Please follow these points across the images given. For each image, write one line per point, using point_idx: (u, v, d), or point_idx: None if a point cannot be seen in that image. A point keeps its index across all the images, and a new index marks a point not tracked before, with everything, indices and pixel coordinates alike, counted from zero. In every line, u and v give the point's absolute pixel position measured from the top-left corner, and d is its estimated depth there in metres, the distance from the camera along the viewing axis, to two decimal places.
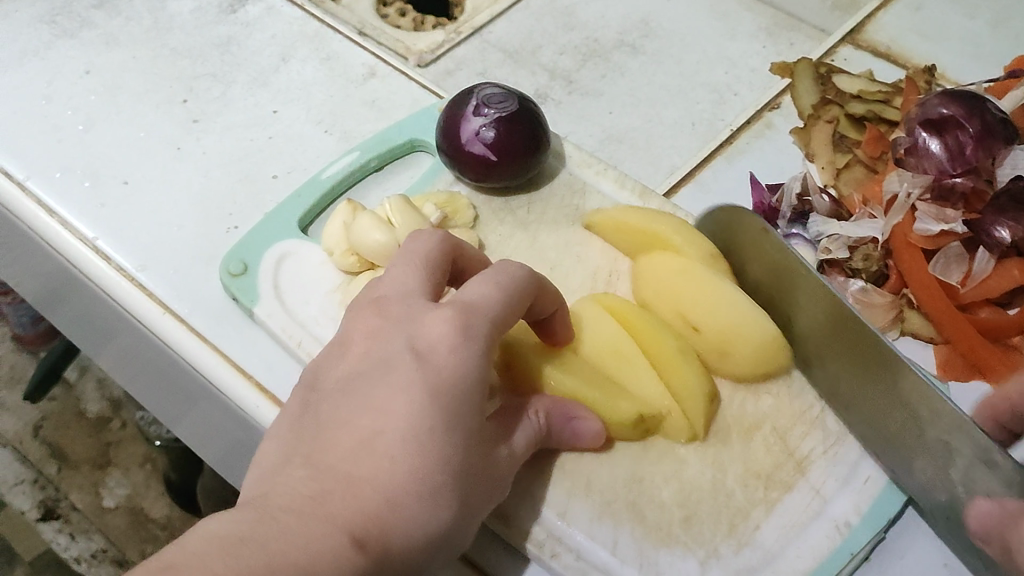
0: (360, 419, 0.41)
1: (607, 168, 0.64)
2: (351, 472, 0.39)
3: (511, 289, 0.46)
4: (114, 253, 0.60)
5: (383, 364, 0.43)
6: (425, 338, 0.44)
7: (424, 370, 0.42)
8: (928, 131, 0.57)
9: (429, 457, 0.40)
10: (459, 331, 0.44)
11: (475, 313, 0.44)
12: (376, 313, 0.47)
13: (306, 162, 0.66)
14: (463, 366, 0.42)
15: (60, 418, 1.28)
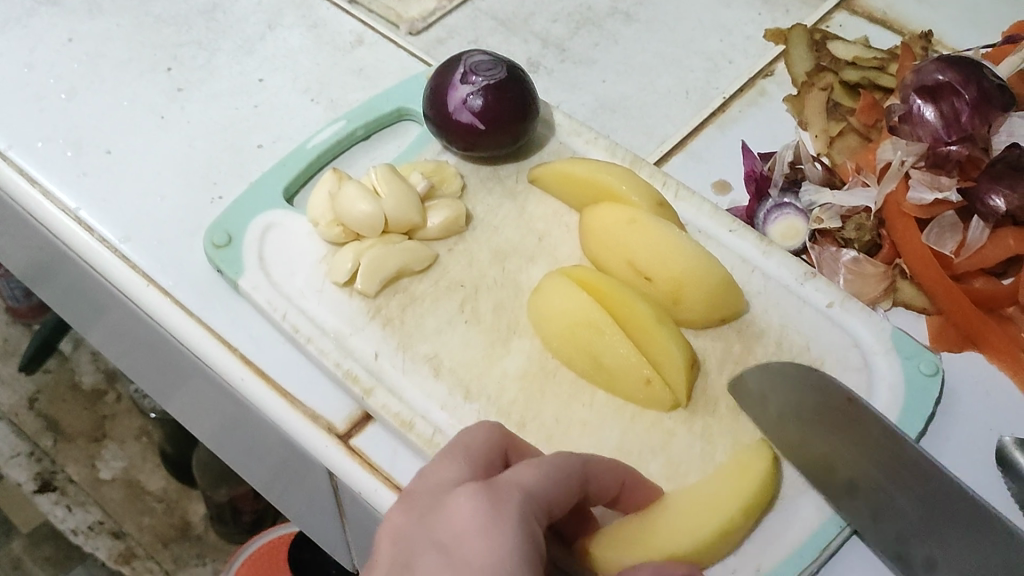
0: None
1: (597, 136, 0.63)
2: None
3: (553, 471, 0.40)
4: (98, 224, 0.59)
5: (411, 572, 0.36)
6: (449, 525, 0.37)
7: (456, 571, 0.35)
8: (922, 97, 0.55)
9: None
10: (491, 506, 0.37)
11: (527, 502, 0.38)
12: (404, 511, 0.39)
13: (292, 131, 0.65)
14: (501, 545, 0.35)
15: (55, 391, 1.27)
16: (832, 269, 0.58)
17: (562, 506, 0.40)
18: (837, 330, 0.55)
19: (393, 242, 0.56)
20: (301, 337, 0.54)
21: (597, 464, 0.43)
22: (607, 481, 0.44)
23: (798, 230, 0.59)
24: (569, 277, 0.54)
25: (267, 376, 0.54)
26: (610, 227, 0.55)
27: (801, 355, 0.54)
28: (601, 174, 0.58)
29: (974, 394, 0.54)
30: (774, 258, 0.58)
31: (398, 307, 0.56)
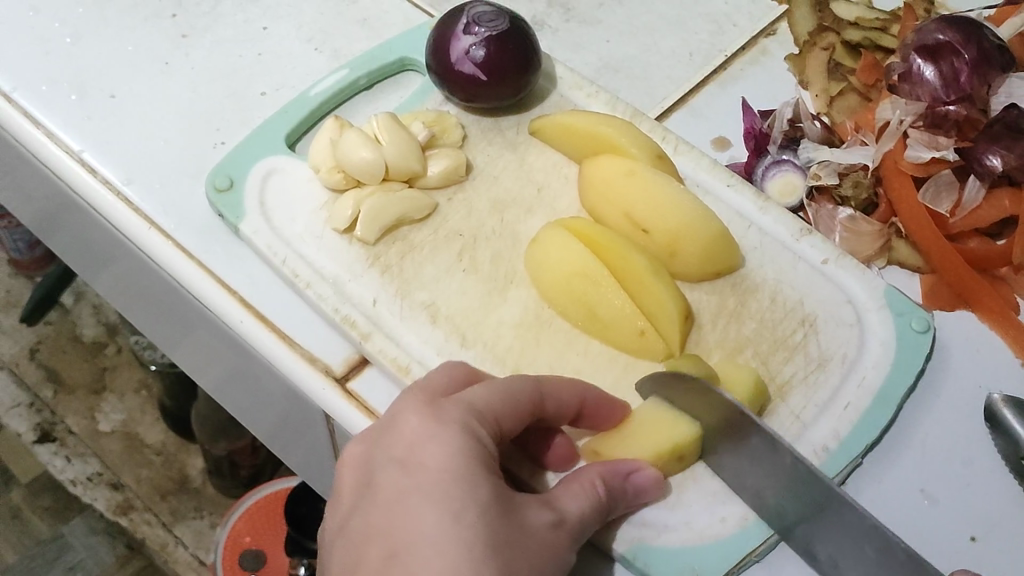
0: (365, 562, 0.38)
1: (598, 91, 0.64)
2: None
3: (503, 388, 0.43)
4: (100, 165, 0.60)
5: (373, 488, 0.40)
6: (398, 441, 0.41)
7: (413, 476, 0.39)
8: (923, 56, 0.55)
9: (428, 539, 0.37)
10: (434, 420, 0.41)
11: (468, 410, 0.41)
12: (358, 442, 0.43)
13: (294, 80, 0.65)
14: (448, 446, 0.40)
15: (55, 342, 1.27)
16: (829, 226, 0.59)
17: (519, 422, 0.43)
18: (831, 286, 0.56)
19: (393, 190, 0.57)
20: (300, 282, 0.55)
21: (551, 385, 0.45)
22: (565, 401, 0.46)
23: (796, 186, 0.60)
24: (567, 228, 0.55)
25: (266, 319, 0.55)
26: (609, 179, 0.56)
27: (795, 310, 0.55)
28: (600, 127, 0.58)
29: (965, 352, 0.54)
30: (771, 214, 0.58)
31: (397, 254, 0.56)
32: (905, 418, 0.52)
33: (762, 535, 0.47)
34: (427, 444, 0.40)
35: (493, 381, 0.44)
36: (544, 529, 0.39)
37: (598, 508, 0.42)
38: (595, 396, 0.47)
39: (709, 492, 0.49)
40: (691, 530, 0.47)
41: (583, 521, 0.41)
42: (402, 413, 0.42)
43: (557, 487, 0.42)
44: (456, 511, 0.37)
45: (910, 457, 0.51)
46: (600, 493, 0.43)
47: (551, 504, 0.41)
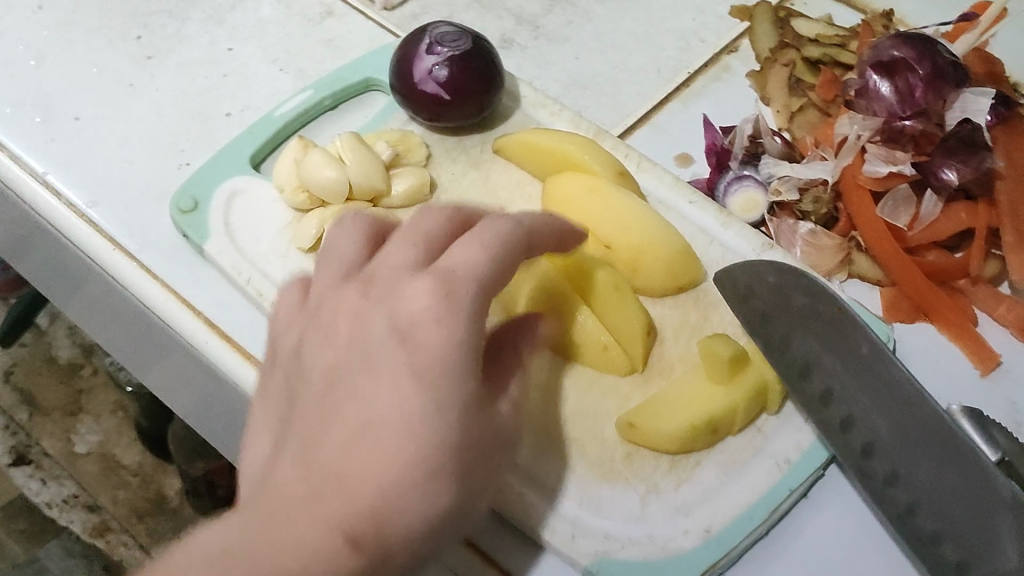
0: (334, 433, 0.37)
1: (562, 109, 0.64)
2: (340, 469, 0.36)
3: (509, 224, 0.43)
4: (64, 188, 0.60)
5: (362, 364, 0.39)
6: (396, 308, 0.41)
7: (408, 356, 0.39)
8: (879, 73, 0.57)
9: (400, 433, 0.37)
10: (440, 289, 0.40)
11: (460, 279, 0.41)
12: (353, 291, 0.43)
13: (260, 100, 0.65)
14: (437, 297, 0.40)
15: (29, 364, 1.27)
16: (790, 240, 0.59)
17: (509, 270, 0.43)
18: None
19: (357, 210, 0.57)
20: (265, 301, 0.55)
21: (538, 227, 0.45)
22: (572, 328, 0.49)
23: (757, 202, 0.60)
24: None
25: (231, 339, 0.55)
26: (572, 196, 0.56)
27: None
28: (563, 144, 0.58)
29: (925, 364, 0.55)
30: (732, 229, 0.59)
31: None
32: None
33: (726, 546, 0.48)
34: (426, 315, 0.40)
35: (503, 220, 0.44)
36: (503, 418, 0.41)
37: None
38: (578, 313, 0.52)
39: (672, 505, 0.49)
40: (653, 544, 0.48)
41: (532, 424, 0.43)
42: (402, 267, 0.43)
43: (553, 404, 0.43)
44: (436, 390, 0.38)
45: None
46: None
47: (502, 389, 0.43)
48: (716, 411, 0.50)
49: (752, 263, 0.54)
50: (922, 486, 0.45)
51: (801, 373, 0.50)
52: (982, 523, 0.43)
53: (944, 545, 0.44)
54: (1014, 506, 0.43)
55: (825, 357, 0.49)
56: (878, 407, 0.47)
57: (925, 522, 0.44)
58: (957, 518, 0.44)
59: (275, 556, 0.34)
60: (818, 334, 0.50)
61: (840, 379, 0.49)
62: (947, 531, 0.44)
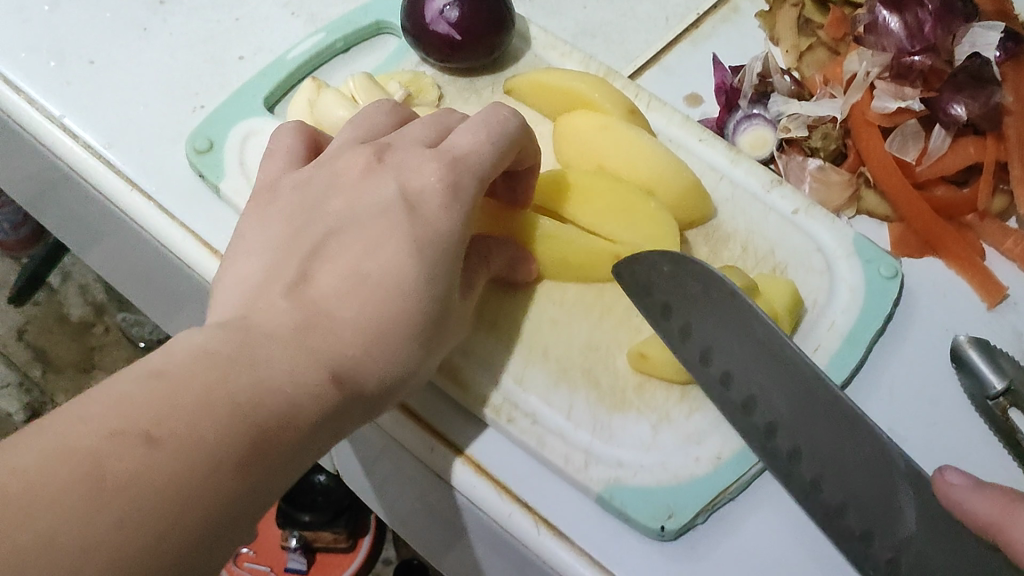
0: (330, 277, 0.42)
1: (572, 51, 0.64)
2: (332, 309, 0.40)
3: (500, 127, 0.48)
4: (81, 130, 0.61)
5: (356, 226, 0.44)
6: (390, 167, 0.46)
7: (402, 231, 0.43)
8: (889, 9, 0.56)
9: (391, 291, 0.42)
10: (440, 176, 0.45)
11: (463, 169, 0.46)
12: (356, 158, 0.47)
13: (272, 43, 0.66)
14: (438, 194, 0.45)
15: (43, 322, 1.28)
16: (799, 178, 0.60)
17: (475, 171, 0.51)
18: (801, 235, 0.57)
19: None
20: None
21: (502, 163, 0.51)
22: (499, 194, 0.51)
23: (767, 139, 0.61)
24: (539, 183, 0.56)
25: None
26: (585, 134, 0.57)
27: (766, 258, 0.56)
28: (575, 83, 0.59)
29: (933, 298, 0.55)
30: (742, 166, 0.59)
31: None
32: (873, 360, 0.53)
33: (735, 472, 0.48)
34: (431, 190, 0.45)
35: (489, 123, 0.48)
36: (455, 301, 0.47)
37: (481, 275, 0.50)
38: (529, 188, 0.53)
39: (683, 434, 0.50)
40: (665, 470, 0.49)
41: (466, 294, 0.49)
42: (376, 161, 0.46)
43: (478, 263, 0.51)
44: (422, 256, 0.43)
45: (878, 397, 0.52)
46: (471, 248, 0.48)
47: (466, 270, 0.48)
48: None
49: (648, 256, 0.52)
50: (827, 460, 0.46)
51: (700, 360, 0.50)
52: (885, 491, 0.44)
53: (849, 516, 0.45)
54: (910, 475, 0.44)
55: (724, 338, 0.49)
56: (779, 386, 0.48)
57: (830, 496, 0.45)
58: (860, 490, 0.44)
59: (268, 377, 0.36)
60: (717, 315, 0.50)
61: (736, 362, 0.49)
62: (852, 504, 0.45)
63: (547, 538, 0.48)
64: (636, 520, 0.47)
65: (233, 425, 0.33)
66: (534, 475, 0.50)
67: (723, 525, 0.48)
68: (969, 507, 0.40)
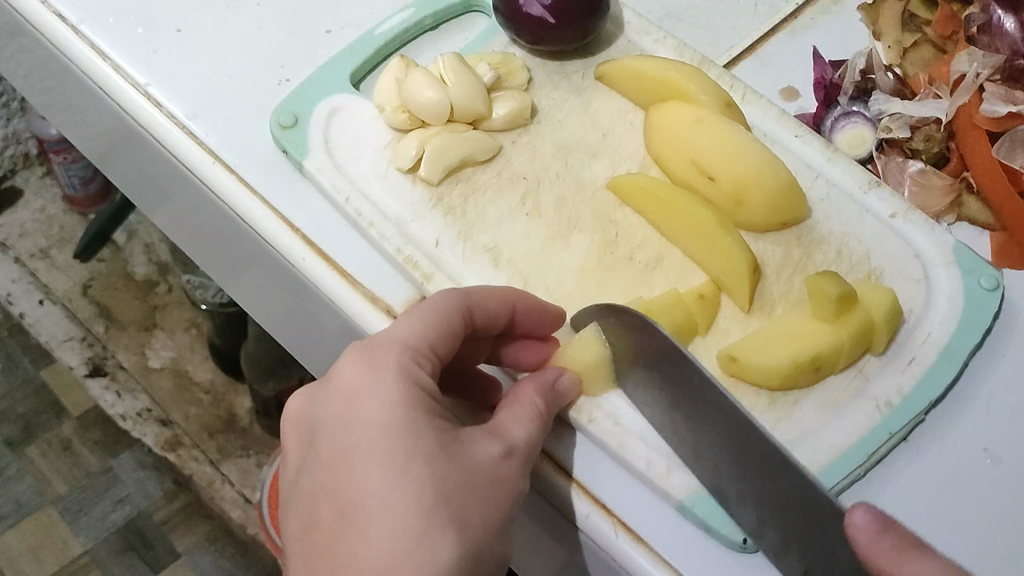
0: (322, 521, 0.40)
1: (666, 36, 0.62)
2: (334, 569, 0.39)
3: (431, 315, 0.44)
4: (166, 100, 0.60)
5: (321, 444, 0.42)
6: (340, 382, 0.43)
7: (355, 431, 0.41)
8: (1004, 8, 0.56)
9: (377, 499, 0.39)
10: (371, 369, 0.42)
11: (396, 349, 0.43)
12: (299, 395, 0.45)
13: (360, 18, 0.65)
14: (386, 400, 0.41)
15: (108, 279, 1.27)
16: (898, 180, 0.58)
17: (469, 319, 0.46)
18: (899, 240, 0.55)
19: (457, 132, 0.57)
20: (363, 221, 0.55)
21: (475, 297, 0.46)
22: (493, 312, 0.47)
23: (866, 139, 0.59)
24: (634, 181, 0.55)
25: (328, 258, 0.55)
26: (676, 125, 0.56)
27: (860, 263, 0.54)
28: (669, 72, 0.57)
29: None
30: (839, 166, 0.57)
31: (460, 196, 0.56)
32: (969, 376, 0.51)
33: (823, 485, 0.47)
34: (358, 392, 0.42)
35: (419, 310, 0.45)
36: (493, 463, 0.41)
37: (542, 427, 0.45)
38: (523, 303, 0.48)
39: None
40: None
41: (529, 445, 0.44)
42: (341, 362, 0.43)
43: (497, 412, 0.44)
44: (400, 462, 0.39)
45: (972, 416, 0.50)
46: (541, 409, 0.45)
47: (500, 434, 0.43)
48: (820, 350, 0.49)
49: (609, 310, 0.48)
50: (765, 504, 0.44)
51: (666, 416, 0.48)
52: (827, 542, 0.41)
53: None
54: None
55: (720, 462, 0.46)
56: (710, 430, 0.45)
57: None
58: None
59: None
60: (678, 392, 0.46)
61: (673, 403, 0.47)
62: None
63: (626, 542, 0.47)
64: (717, 530, 0.46)
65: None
66: (612, 477, 0.49)
67: None
68: (871, 559, 0.36)
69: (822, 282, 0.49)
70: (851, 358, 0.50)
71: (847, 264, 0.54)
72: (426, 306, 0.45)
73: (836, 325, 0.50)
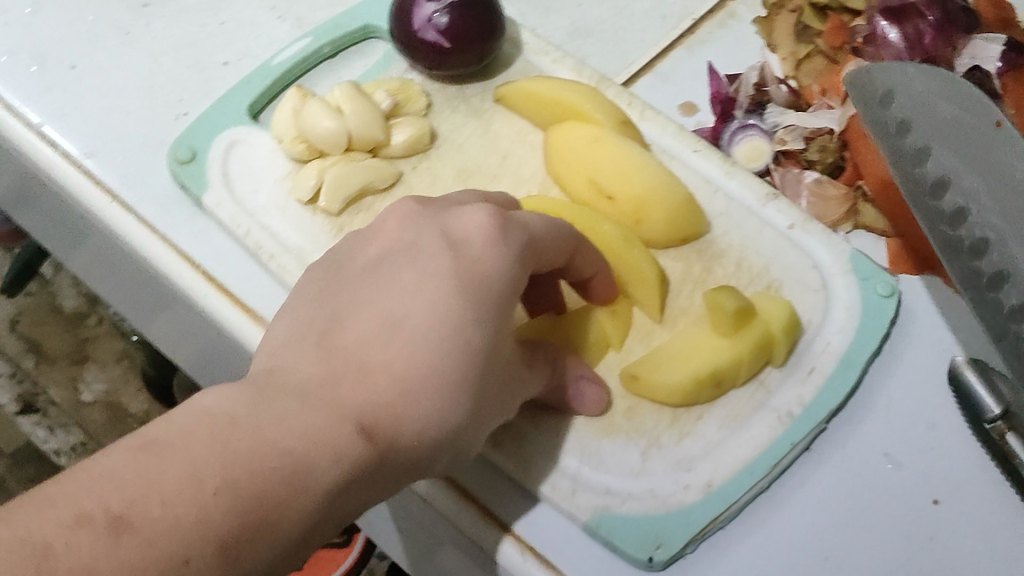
0: (357, 321, 0.40)
1: (564, 56, 0.63)
2: (362, 359, 0.38)
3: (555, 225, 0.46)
4: (61, 139, 0.59)
5: (395, 264, 0.42)
6: (460, 228, 0.43)
7: (461, 265, 0.41)
8: (888, 19, 0.57)
9: (424, 317, 0.40)
10: (500, 231, 0.43)
11: (519, 226, 0.44)
12: (399, 217, 0.45)
13: (258, 49, 0.64)
14: (507, 273, 0.42)
15: (35, 313, 1.25)
16: (795, 192, 0.59)
17: None
18: (796, 251, 0.55)
19: (357, 160, 0.57)
20: (264, 255, 0.55)
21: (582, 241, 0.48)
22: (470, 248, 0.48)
23: (762, 151, 0.60)
24: (535, 201, 0.55)
25: (231, 292, 0.54)
26: (573, 146, 0.56)
27: (760, 275, 0.54)
28: (564, 93, 0.57)
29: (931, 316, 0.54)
30: (736, 178, 0.58)
31: (361, 224, 0.56)
32: (869, 382, 0.52)
33: (726, 500, 0.47)
34: (478, 239, 0.43)
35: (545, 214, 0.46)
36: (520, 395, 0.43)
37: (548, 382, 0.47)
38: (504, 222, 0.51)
39: (673, 459, 0.49)
40: (654, 497, 0.48)
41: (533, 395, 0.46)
42: (471, 206, 0.44)
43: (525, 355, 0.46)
44: (467, 312, 0.40)
45: (874, 421, 0.50)
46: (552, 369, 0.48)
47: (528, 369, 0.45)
48: (718, 365, 0.49)
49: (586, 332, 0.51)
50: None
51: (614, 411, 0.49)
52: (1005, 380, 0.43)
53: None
54: None
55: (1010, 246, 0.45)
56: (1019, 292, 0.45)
57: None
58: None
59: (276, 433, 0.34)
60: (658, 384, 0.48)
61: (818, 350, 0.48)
62: None
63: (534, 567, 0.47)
64: (623, 550, 0.46)
65: (234, 467, 0.33)
66: (521, 501, 0.49)
67: (711, 552, 0.47)
68: None
69: (721, 296, 0.50)
70: (751, 372, 0.51)
71: (746, 278, 0.54)
72: (461, 201, 0.47)
73: (734, 338, 0.50)
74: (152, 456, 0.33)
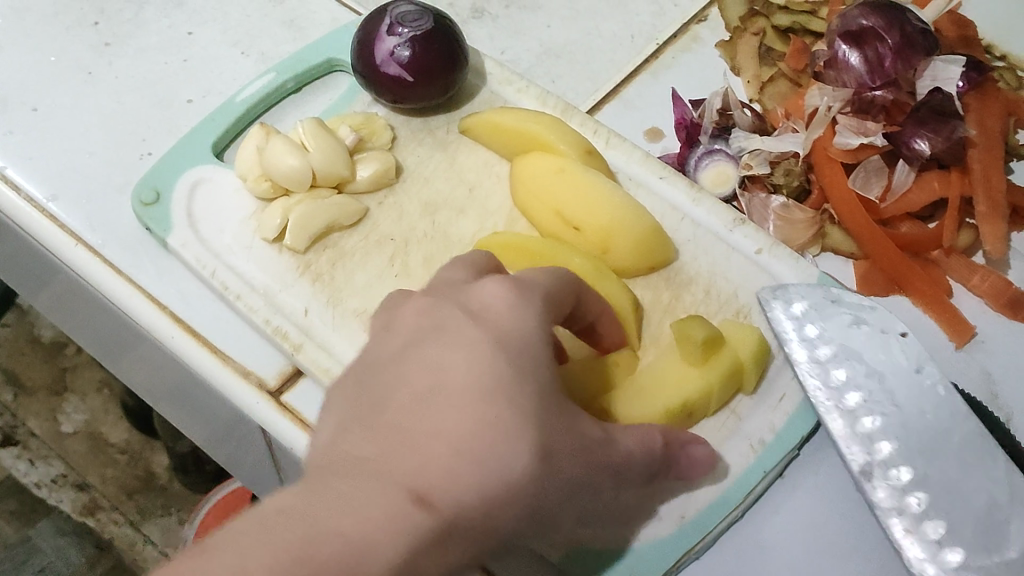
0: (398, 396, 0.38)
1: (529, 85, 0.63)
2: (406, 433, 0.37)
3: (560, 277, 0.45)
4: (25, 182, 0.59)
5: (423, 340, 0.41)
6: (478, 299, 0.43)
7: (486, 330, 0.41)
8: (848, 42, 0.56)
9: (466, 381, 0.38)
10: (519, 298, 0.42)
11: (529, 288, 0.43)
12: (422, 297, 0.44)
13: (221, 85, 0.64)
14: (533, 335, 0.41)
15: (13, 344, 1.24)
16: (763, 216, 0.59)
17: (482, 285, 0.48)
18: (765, 277, 0.55)
19: (322, 197, 0.56)
20: (230, 294, 0.54)
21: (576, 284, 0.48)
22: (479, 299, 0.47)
23: (728, 176, 0.60)
24: (500, 238, 0.54)
25: (198, 334, 0.53)
26: (539, 177, 0.56)
27: (728, 302, 0.54)
28: (528, 124, 0.57)
29: None
30: (703, 205, 0.58)
31: (328, 261, 0.56)
32: None
33: (701, 531, 0.47)
34: (496, 307, 0.42)
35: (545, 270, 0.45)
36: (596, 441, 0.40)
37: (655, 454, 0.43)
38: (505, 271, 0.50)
39: None
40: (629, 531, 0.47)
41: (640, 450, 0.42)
42: (487, 281, 0.44)
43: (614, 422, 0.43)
44: (513, 375, 0.39)
45: None
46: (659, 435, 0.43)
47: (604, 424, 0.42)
48: (689, 396, 0.49)
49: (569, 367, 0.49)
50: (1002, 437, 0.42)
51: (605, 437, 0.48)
52: None
53: None
54: None
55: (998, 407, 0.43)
56: None
57: None
58: None
59: (339, 518, 0.33)
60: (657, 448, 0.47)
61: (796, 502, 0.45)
62: None
63: None
64: None
65: (285, 563, 0.31)
66: None
67: None
68: None
69: (689, 326, 0.49)
70: (723, 400, 0.51)
71: (716, 305, 0.54)
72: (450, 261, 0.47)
73: (704, 368, 0.49)
74: (206, 559, 0.32)
